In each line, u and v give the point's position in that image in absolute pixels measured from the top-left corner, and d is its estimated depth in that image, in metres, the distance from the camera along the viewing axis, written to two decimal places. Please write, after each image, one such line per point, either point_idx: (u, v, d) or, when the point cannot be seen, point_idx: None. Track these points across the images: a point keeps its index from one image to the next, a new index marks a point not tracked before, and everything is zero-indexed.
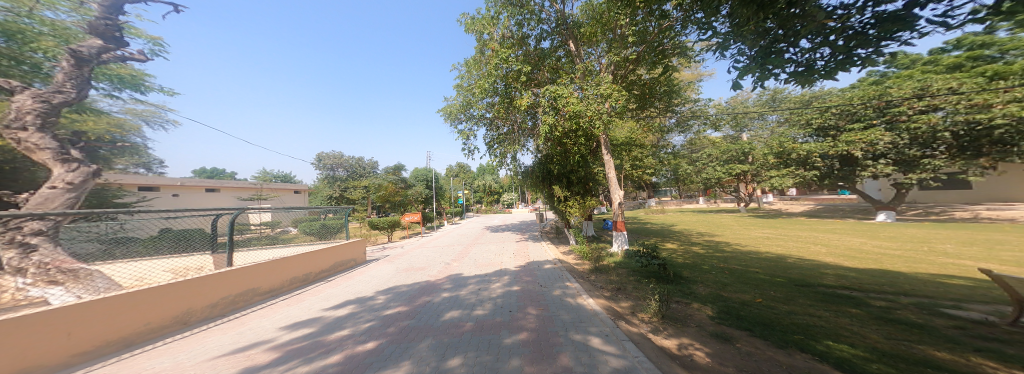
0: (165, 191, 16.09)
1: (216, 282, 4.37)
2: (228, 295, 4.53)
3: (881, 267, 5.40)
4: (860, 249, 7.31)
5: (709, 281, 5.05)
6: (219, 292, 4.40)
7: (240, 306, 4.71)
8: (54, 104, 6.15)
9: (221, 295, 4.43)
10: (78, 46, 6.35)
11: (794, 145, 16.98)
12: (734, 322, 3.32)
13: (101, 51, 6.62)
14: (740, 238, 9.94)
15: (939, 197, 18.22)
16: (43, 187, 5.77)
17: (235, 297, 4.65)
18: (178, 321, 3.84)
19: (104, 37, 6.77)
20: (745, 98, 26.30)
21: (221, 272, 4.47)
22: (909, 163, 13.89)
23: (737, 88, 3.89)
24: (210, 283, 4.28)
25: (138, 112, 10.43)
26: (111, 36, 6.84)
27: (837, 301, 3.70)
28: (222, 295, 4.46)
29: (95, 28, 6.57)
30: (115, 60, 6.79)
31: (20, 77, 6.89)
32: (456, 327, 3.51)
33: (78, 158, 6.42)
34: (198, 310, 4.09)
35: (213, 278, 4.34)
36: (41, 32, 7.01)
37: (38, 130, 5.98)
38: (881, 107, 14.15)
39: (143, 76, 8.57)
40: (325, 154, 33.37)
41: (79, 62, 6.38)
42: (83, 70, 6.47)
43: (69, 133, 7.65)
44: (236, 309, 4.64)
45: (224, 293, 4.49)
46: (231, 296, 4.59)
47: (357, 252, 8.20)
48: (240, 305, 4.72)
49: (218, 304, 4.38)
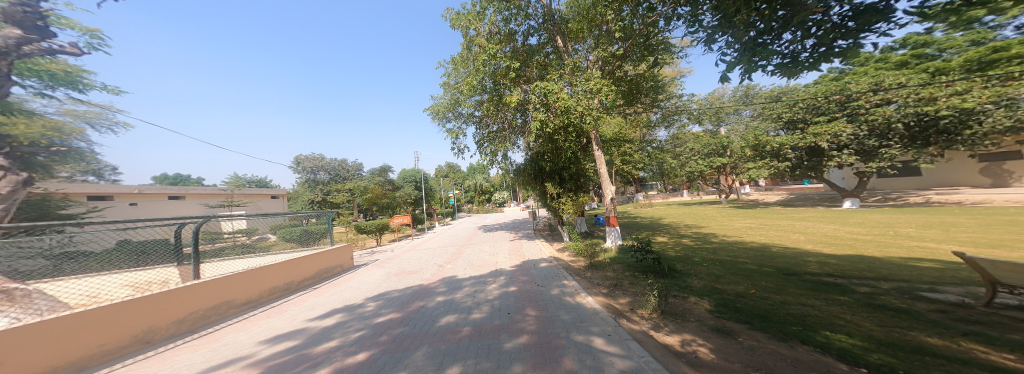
0: (121, 199, 14.70)
1: (184, 296, 3.96)
2: (198, 309, 4.12)
3: (858, 252, 5.68)
4: (836, 235, 7.70)
5: (703, 274, 5.13)
6: (187, 306, 3.98)
7: (212, 320, 4.29)
8: None
9: (190, 309, 4.01)
10: None
11: (767, 138, 17.68)
12: (733, 315, 3.35)
13: (21, 42, 5.55)
14: (724, 229, 10.27)
15: (895, 183, 19.52)
16: None
17: (207, 311, 4.24)
18: (139, 341, 3.43)
19: (23, 26, 5.64)
20: (722, 94, 27.28)
21: (189, 285, 4.05)
22: (869, 152, 14.68)
23: (726, 80, 3.87)
24: (176, 297, 3.86)
25: (80, 113, 9.43)
26: (32, 25, 5.69)
27: (825, 289, 3.82)
28: (192, 310, 4.05)
29: (10, 15, 5.38)
30: (40, 52, 5.77)
31: None
32: (453, 333, 3.34)
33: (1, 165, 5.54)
34: (163, 327, 3.68)
35: (179, 291, 3.91)
36: None
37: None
38: (842, 101, 14.92)
39: (80, 72, 7.70)
40: (303, 156, 31.85)
41: None
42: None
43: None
44: (209, 324, 4.23)
45: (194, 307, 4.07)
46: (202, 311, 4.17)
47: (343, 258, 7.79)
48: (212, 319, 4.30)
49: (186, 319, 3.97)
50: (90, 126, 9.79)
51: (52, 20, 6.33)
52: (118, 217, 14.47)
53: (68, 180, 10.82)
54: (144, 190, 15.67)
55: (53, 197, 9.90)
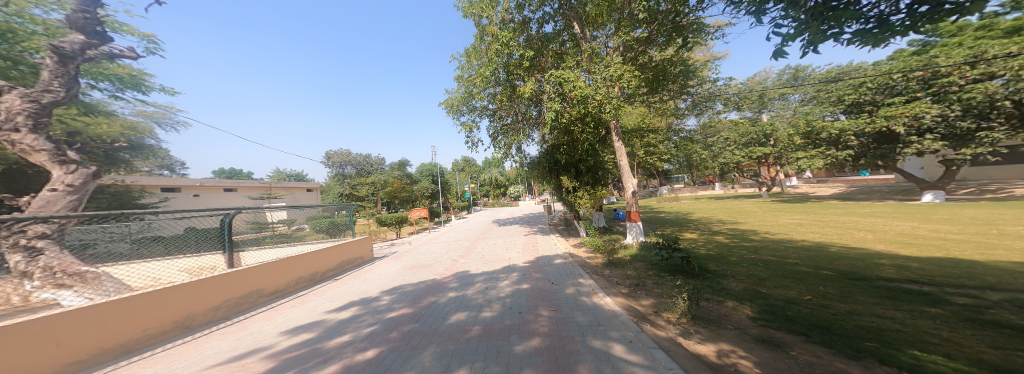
0: (186, 191, 16.66)
1: (219, 284, 4.15)
2: (231, 297, 4.30)
3: (947, 255, 4.68)
4: (916, 234, 6.45)
5: (741, 275, 4.52)
6: (222, 294, 4.17)
7: (244, 308, 4.49)
8: (44, 104, 5.90)
9: (224, 297, 4.20)
10: (60, 42, 6.06)
11: (823, 124, 15.83)
12: (783, 324, 2.83)
13: (85, 47, 6.30)
14: (766, 226, 9.16)
15: (993, 173, 16.30)
16: (43, 190, 5.72)
17: (239, 299, 4.42)
18: (179, 326, 3.62)
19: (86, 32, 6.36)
20: (764, 77, 24.51)
21: (223, 274, 4.24)
22: (962, 137, 12.21)
23: (779, 58, 3.08)
24: (211, 286, 4.05)
25: (149, 114, 10.69)
26: (93, 30, 6.40)
27: (907, 299, 3.12)
28: (226, 298, 4.24)
29: (74, 22, 6.12)
30: (101, 56, 6.54)
31: (22, 80, 6.70)
32: (462, 332, 3.20)
33: (74, 159, 6.30)
34: (201, 314, 3.87)
35: (215, 280, 4.11)
36: (34, 32, 6.64)
37: (31, 131, 5.79)
38: (926, 78, 12.57)
39: (143, 75, 8.70)
40: (334, 152, 34.28)
41: (62, 58, 6.09)
42: (69, 68, 6.23)
43: (65, 134, 7.66)
44: (241, 311, 4.42)
45: (228, 295, 4.26)
46: (235, 299, 4.36)
47: (363, 250, 8.04)
48: (245, 307, 4.50)
49: (222, 306, 4.16)
50: (157, 125, 11.08)
51: (116, 27, 7.14)
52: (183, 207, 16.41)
53: (142, 174, 12.47)
54: (205, 183, 17.61)
55: (133, 188, 11.40)
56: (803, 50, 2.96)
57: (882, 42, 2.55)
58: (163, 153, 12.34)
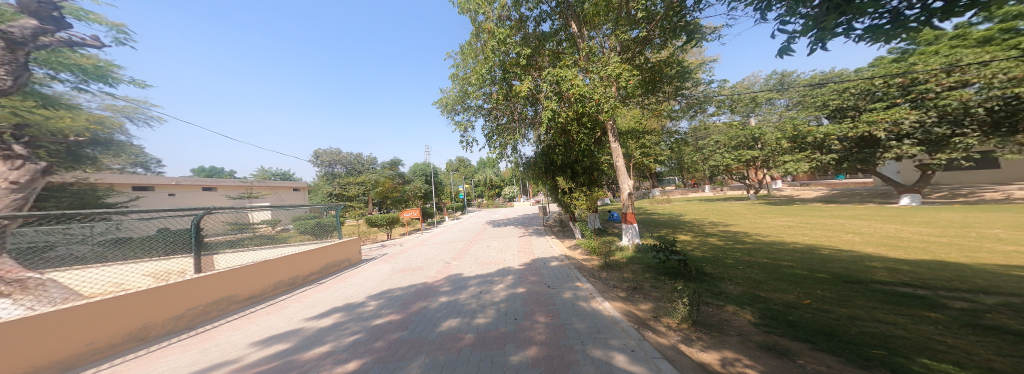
0: (161, 190, 15.79)
1: (183, 291, 3.77)
2: (197, 305, 3.92)
3: (935, 257, 4.75)
4: (900, 237, 6.62)
5: (738, 278, 4.49)
6: (185, 302, 3.79)
7: (213, 316, 4.11)
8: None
9: (190, 305, 3.83)
10: (8, 26, 5.52)
11: (809, 128, 16.24)
12: (786, 331, 2.75)
13: (38, 33, 5.78)
14: (757, 228, 9.30)
15: (965, 178, 17.15)
16: None
17: (207, 307, 4.04)
18: (133, 338, 3.24)
19: (40, 17, 5.81)
20: (752, 82, 25.13)
21: (190, 279, 3.88)
22: (937, 143, 12.68)
23: (785, 56, 3.05)
24: (174, 293, 3.67)
25: (119, 108, 10.02)
26: (47, 16, 5.84)
27: (905, 303, 3.11)
28: (192, 305, 3.86)
29: (26, 6, 5.56)
30: (57, 44, 6.03)
31: None
32: (454, 341, 2.99)
33: (19, 155, 5.83)
34: (159, 324, 3.50)
35: (177, 287, 3.73)
36: None
37: None
38: (905, 85, 13.01)
39: (110, 67, 8.15)
40: (322, 151, 33.51)
41: (9, 44, 5.55)
42: (17, 54, 5.69)
43: (13, 128, 6.98)
44: (209, 319, 4.04)
45: (194, 303, 3.88)
46: (202, 306, 3.98)
47: (351, 252, 7.69)
48: (213, 315, 4.12)
49: (185, 315, 3.77)
50: (129, 120, 10.43)
51: (80, 15, 6.58)
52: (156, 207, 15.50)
53: (112, 170, 11.85)
54: (182, 182, 16.73)
55: (98, 187, 10.64)
56: (811, 46, 2.91)
57: (896, 37, 2.48)
58: (131, 149, 11.59)
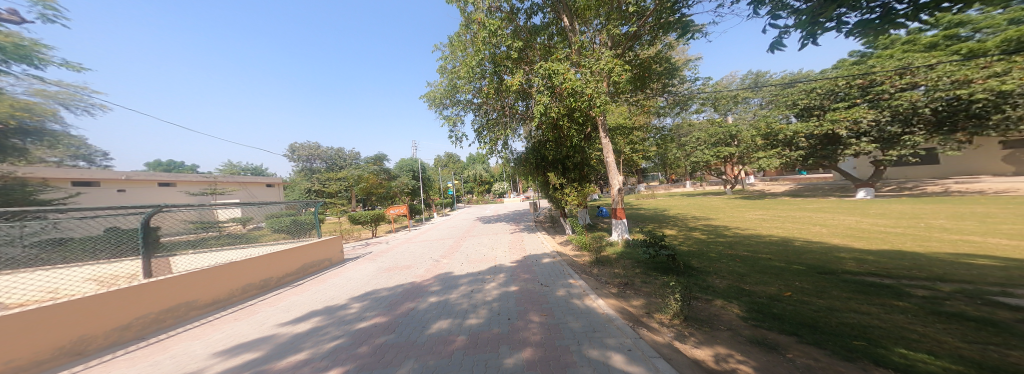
0: (108, 186, 14.27)
1: (133, 297, 3.21)
2: (149, 312, 3.36)
3: (894, 247, 5.15)
4: (862, 228, 7.16)
5: (723, 272, 4.65)
6: (133, 310, 3.22)
7: (167, 325, 3.55)
8: None
9: (139, 313, 3.27)
10: None
11: (780, 126, 17.16)
12: (774, 324, 2.84)
13: None
14: (736, 221, 9.79)
15: (911, 172, 18.96)
16: None
17: (161, 314, 3.50)
18: (66, 353, 2.63)
19: None
20: (729, 82, 26.27)
21: (139, 284, 3.30)
22: (889, 140, 13.80)
23: (777, 50, 3.12)
24: (120, 299, 3.10)
25: (52, 94, 8.81)
26: None
27: (875, 293, 3.31)
28: (141, 314, 3.30)
29: None
30: None
31: None
32: (445, 344, 2.84)
33: None
34: (101, 336, 2.91)
35: (125, 292, 3.15)
36: None
37: None
38: (864, 86, 14.01)
39: (36, 46, 7.09)
40: (298, 145, 31.71)
41: None
42: None
43: None
44: (163, 329, 3.49)
45: (143, 310, 3.32)
46: (154, 314, 3.43)
47: (332, 251, 7.26)
48: (168, 323, 3.57)
49: (133, 325, 3.21)
50: (65, 108, 9.21)
51: None
52: (102, 204, 13.97)
53: (49, 164, 10.55)
54: (133, 177, 15.19)
55: (31, 183, 9.39)
56: (801, 42, 2.97)
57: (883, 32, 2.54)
58: (70, 140, 10.27)
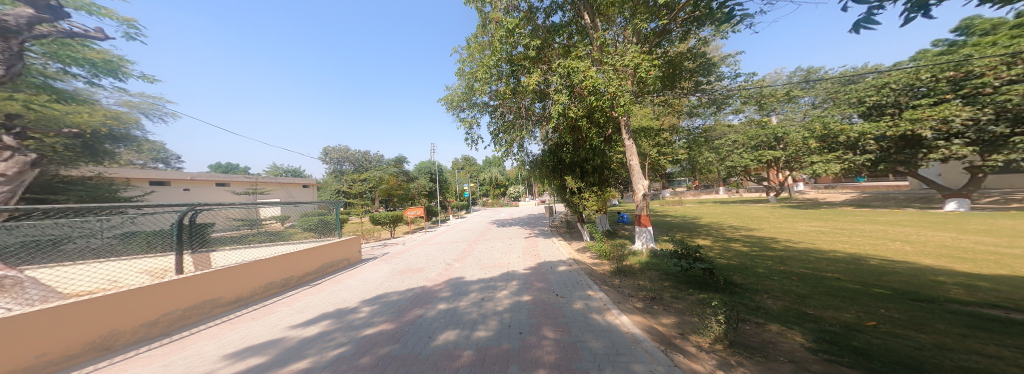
0: (176, 185, 16.20)
1: (160, 294, 3.36)
2: (174, 309, 3.50)
3: (1015, 272, 4.05)
4: (961, 246, 5.83)
5: (776, 292, 3.93)
6: (161, 306, 3.38)
7: (192, 321, 3.69)
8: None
9: (165, 309, 3.42)
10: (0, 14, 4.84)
11: (842, 127, 15.22)
12: (857, 361, 2.22)
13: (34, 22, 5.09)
14: (785, 233, 8.59)
15: (1019, 181, 15.76)
16: None
17: (186, 311, 3.64)
18: (94, 348, 2.76)
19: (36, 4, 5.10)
20: (774, 79, 23.92)
21: (166, 281, 3.46)
22: (991, 142, 11.43)
23: (870, 27, 2.44)
24: (147, 296, 3.24)
25: (135, 104, 10.19)
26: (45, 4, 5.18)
27: (1002, 331, 2.52)
28: (167, 310, 3.45)
29: None
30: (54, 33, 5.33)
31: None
32: (450, 360, 2.57)
33: None
34: (128, 332, 3.04)
35: (152, 289, 3.30)
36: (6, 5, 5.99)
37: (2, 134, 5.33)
38: (957, 79, 11.92)
39: (122, 62, 8.31)
40: (331, 148, 34.08)
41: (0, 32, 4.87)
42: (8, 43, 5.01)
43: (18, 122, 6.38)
44: (188, 325, 3.64)
45: (169, 308, 3.46)
46: (179, 311, 3.57)
47: (350, 250, 7.40)
48: (193, 320, 3.71)
49: (160, 321, 3.35)
50: (145, 116, 10.59)
51: (91, 10, 6.44)
52: (169, 200, 15.83)
53: (133, 165, 12.53)
54: (196, 177, 17.13)
55: (115, 182, 10.84)
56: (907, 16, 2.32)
57: None
58: (147, 146, 11.81)
